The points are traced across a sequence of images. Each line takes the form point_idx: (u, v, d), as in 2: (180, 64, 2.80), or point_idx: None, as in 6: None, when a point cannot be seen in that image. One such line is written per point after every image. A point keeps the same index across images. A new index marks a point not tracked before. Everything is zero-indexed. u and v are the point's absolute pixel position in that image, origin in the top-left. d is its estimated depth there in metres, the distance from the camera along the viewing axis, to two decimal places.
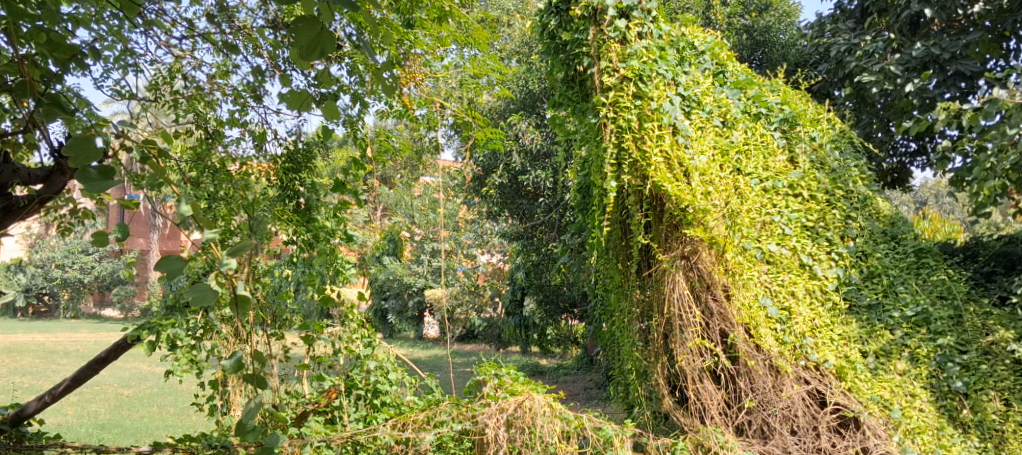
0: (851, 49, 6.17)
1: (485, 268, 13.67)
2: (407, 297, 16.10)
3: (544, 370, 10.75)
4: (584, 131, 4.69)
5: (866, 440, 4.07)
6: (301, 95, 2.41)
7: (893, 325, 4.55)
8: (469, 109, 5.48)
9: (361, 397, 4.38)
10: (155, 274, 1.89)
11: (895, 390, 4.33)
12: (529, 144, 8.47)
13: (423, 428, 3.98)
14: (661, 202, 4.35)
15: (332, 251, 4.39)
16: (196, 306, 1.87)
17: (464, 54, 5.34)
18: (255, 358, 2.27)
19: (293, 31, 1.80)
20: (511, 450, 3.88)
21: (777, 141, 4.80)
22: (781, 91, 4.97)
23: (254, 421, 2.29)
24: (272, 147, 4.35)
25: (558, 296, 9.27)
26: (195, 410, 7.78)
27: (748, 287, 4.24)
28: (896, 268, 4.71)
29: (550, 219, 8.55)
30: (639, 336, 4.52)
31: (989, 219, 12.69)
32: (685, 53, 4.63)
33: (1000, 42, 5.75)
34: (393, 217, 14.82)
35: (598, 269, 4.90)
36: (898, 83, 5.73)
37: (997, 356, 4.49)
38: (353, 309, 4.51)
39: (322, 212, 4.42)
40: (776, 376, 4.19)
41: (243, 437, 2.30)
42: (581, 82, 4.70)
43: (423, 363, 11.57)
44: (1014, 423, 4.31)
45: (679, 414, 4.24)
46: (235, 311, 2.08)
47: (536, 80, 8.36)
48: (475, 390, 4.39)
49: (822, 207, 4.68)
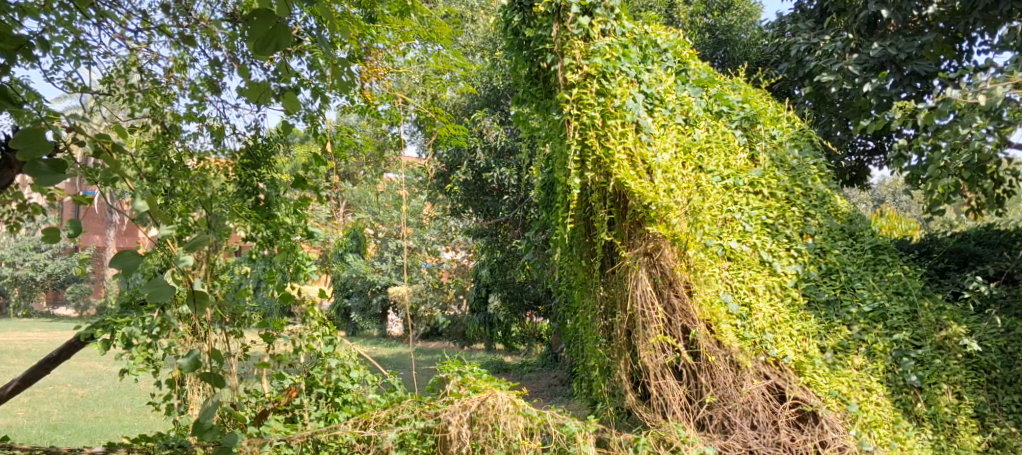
0: (811, 48, 6.26)
1: (450, 265, 13.56)
2: (371, 294, 15.95)
3: (508, 367, 10.73)
4: (547, 127, 4.68)
5: (824, 434, 4.11)
6: (263, 88, 2.39)
7: (851, 321, 4.61)
8: (433, 105, 5.48)
9: (322, 395, 4.34)
10: (110, 271, 1.87)
11: (852, 385, 4.36)
12: (493, 141, 8.43)
13: (384, 426, 3.97)
14: (624, 198, 4.37)
15: (292, 248, 4.38)
16: (152, 302, 1.87)
17: (426, 50, 5.33)
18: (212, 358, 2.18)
19: (248, 25, 1.78)
20: (474, 447, 3.86)
21: (737, 139, 4.85)
22: (742, 90, 5.05)
23: (213, 420, 2.29)
24: (230, 141, 4.21)
25: (523, 293, 9.31)
26: (151, 410, 7.64)
27: (710, 283, 4.31)
28: (854, 264, 4.79)
29: (513, 216, 8.55)
30: (602, 333, 4.56)
31: (946, 217, 12.93)
32: (647, 51, 4.67)
33: (953, 43, 5.89)
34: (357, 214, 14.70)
35: (562, 266, 4.91)
36: (857, 83, 5.82)
37: (950, 350, 4.61)
38: (313, 307, 4.47)
39: (282, 209, 4.39)
40: (737, 371, 4.23)
41: (200, 437, 2.28)
42: (545, 79, 4.68)
43: (387, 361, 11.49)
44: (965, 416, 4.45)
45: (641, 410, 4.27)
46: (192, 308, 2.07)
47: (500, 77, 8.33)
48: (438, 388, 4.33)
49: (782, 205, 4.75)
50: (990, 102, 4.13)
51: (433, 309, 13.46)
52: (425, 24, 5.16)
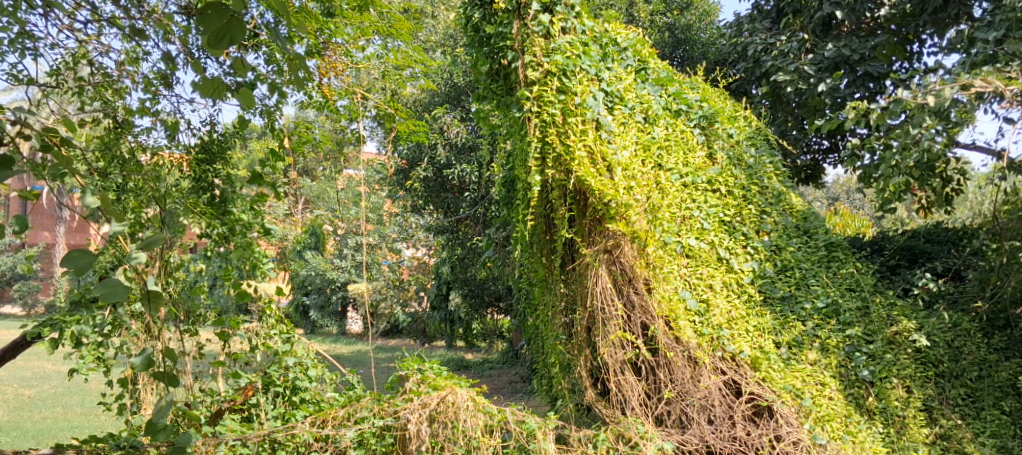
0: (767, 48, 6.36)
1: (410, 263, 13.35)
2: (331, 292, 15.80)
3: (469, 364, 10.72)
4: (508, 125, 4.67)
5: (779, 428, 4.15)
6: (219, 82, 2.55)
7: (805, 317, 4.71)
8: (392, 101, 5.50)
9: (279, 394, 4.29)
10: (61, 270, 1.88)
11: (806, 379, 4.43)
12: (453, 137, 8.38)
13: (343, 425, 3.95)
14: (585, 196, 4.39)
15: (248, 245, 4.30)
16: (105, 302, 1.93)
17: (386, 46, 5.40)
18: (165, 357, 2.31)
19: (201, 20, 1.81)
20: (433, 445, 3.86)
21: (696, 137, 4.90)
22: (700, 88, 5.09)
23: (165, 420, 2.33)
24: (185, 136, 4.15)
25: (484, 290, 9.32)
26: (102, 410, 7.49)
27: (668, 280, 4.33)
28: (808, 261, 4.88)
29: (474, 213, 8.53)
30: (562, 330, 4.58)
31: (897, 214, 13.19)
32: (607, 49, 4.68)
33: (904, 44, 6.03)
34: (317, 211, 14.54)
35: (523, 263, 4.93)
36: (812, 82, 5.92)
37: (900, 345, 4.72)
38: (269, 305, 4.41)
39: (238, 205, 4.31)
40: (694, 367, 4.29)
41: (152, 437, 2.34)
42: (505, 76, 4.67)
43: (347, 359, 11.41)
44: (913, 409, 4.54)
45: (601, 406, 4.30)
46: (146, 307, 2.14)
47: (460, 73, 8.31)
48: (397, 386, 4.28)
49: (738, 203, 4.83)
50: (938, 103, 4.26)
51: (393, 306, 13.39)
52: (384, 19, 5.24)
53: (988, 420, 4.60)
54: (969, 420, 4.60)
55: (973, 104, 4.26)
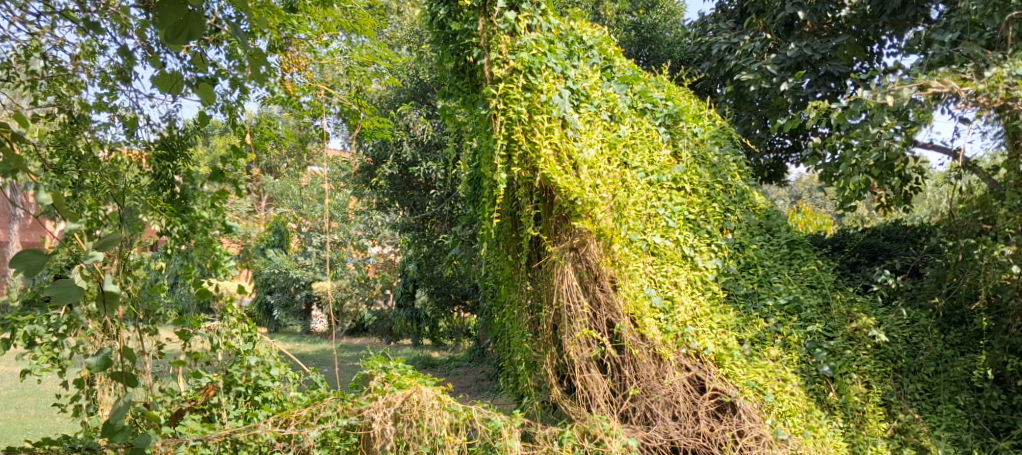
0: (731, 48, 6.42)
1: (376, 260, 13.23)
2: (294, 291, 15.49)
3: (435, 362, 10.68)
4: (474, 122, 4.65)
5: (741, 424, 4.20)
6: (176, 75, 2.67)
7: (767, 313, 4.78)
8: (356, 98, 5.60)
9: (241, 394, 4.24)
10: (12, 272, 1.85)
11: (768, 375, 4.48)
12: (419, 134, 8.33)
13: (306, 424, 3.92)
14: (550, 194, 4.40)
15: (209, 243, 4.27)
16: (59, 303, 1.95)
17: (351, 41, 5.59)
18: (121, 356, 2.34)
19: (157, 13, 1.89)
20: (398, 444, 3.83)
21: (661, 135, 4.93)
22: (665, 87, 5.14)
23: (121, 421, 2.37)
24: (145, 133, 3.99)
25: (450, 288, 9.32)
26: (57, 411, 7.32)
27: (634, 277, 4.36)
28: (771, 259, 4.99)
29: (440, 211, 8.47)
30: (529, 327, 4.58)
31: (856, 213, 13.42)
32: (573, 47, 4.69)
33: (865, 45, 6.14)
34: (281, 209, 14.37)
35: (489, 261, 4.93)
36: (774, 82, 5.99)
37: (860, 341, 4.79)
38: (231, 303, 4.35)
39: (199, 202, 4.22)
40: (659, 363, 4.31)
41: (110, 438, 2.38)
42: (471, 73, 4.65)
43: (310, 358, 11.26)
44: (872, 404, 4.61)
45: (566, 403, 4.32)
46: (102, 308, 2.20)
47: (426, 69, 8.27)
48: (362, 385, 4.25)
49: (703, 201, 4.88)
50: (897, 103, 4.35)
51: (358, 305, 13.27)
52: (347, 15, 5.40)
53: (944, 414, 4.66)
54: (926, 414, 4.66)
55: (930, 104, 4.35)
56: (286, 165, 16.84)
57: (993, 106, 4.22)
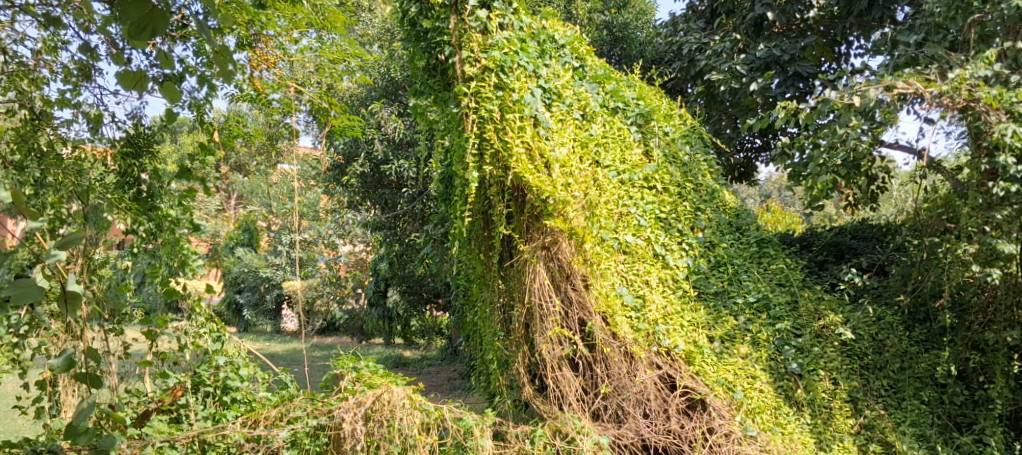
0: (701, 48, 6.47)
1: (347, 259, 13.07)
2: (264, 290, 15.18)
3: (407, 361, 10.61)
4: (446, 120, 4.63)
5: (711, 421, 4.23)
6: (140, 73, 2.69)
7: (737, 311, 4.83)
8: (326, 95, 5.68)
9: (209, 394, 4.21)
10: None
11: (737, 373, 4.52)
12: (390, 132, 8.30)
13: (275, 425, 3.89)
14: (522, 192, 4.40)
15: (177, 242, 4.22)
16: (21, 303, 1.92)
17: (320, 39, 5.69)
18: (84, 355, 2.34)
19: (122, 10, 1.87)
20: (369, 444, 3.81)
21: (632, 135, 4.96)
22: (637, 86, 5.19)
23: (85, 422, 2.36)
24: (110, 130, 3.94)
25: (422, 287, 9.31)
26: (17, 413, 7.15)
27: (606, 276, 4.37)
28: (740, 257, 5.05)
29: (412, 210, 8.44)
30: (500, 326, 4.59)
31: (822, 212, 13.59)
32: (544, 46, 4.70)
33: (833, 46, 6.22)
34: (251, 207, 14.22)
35: (461, 259, 4.92)
36: (744, 82, 6.04)
37: (827, 338, 4.86)
38: (200, 302, 4.29)
39: (166, 201, 4.20)
40: (630, 362, 4.33)
41: (74, 440, 2.37)
42: (443, 71, 4.62)
43: (281, 358, 11.12)
44: (839, 400, 4.67)
45: (538, 402, 4.32)
46: (65, 308, 2.18)
47: (398, 67, 8.24)
48: (332, 385, 4.21)
49: (674, 200, 4.92)
50: (864, 103, 4.42)
51: (330, 303, 13.14)
52: (318, 12, 5.49)
53: (909, 410, 4.73)
54: (892, 410, 4.73)
55: (895, 104, 4.43)
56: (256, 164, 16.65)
57: (956, 107, 4.31)
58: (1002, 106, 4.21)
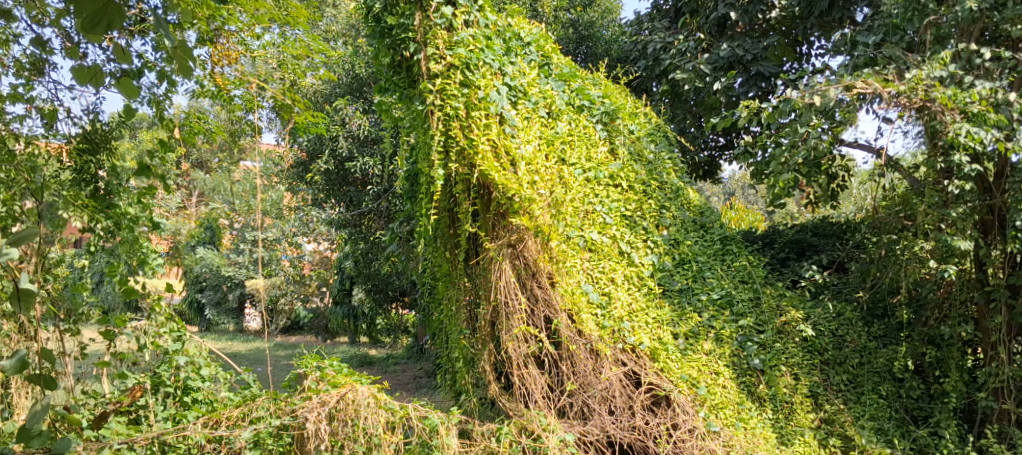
0: (666, 47, 6.52)
1: (312, 257, 13.19)
2: (228, 290, 14.94)
3: (372, 359, 10.53)
4: (411, 118, 4.60)
5: (675, 417, 4.26)
6: (95, 69, 2.69)
7: (701, 308, 4.89)
8: (289, 91, 5.74)
9: (169, 395, 4.12)
10: None
11: (701, 369, 4.56)
12: (355, 129, 8.25)
13: (237, 425, 3.86)
14: (488, 190, 4.40)
15: (135, 240, 4.17)
16: None
17: (284, 34, 5.78)
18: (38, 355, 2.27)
19: (74, 4, 1.88)
20: (333, 444, 3.78)
21: (598, 133, 4.99)
22: (602, 85, 5.23)
23: (38, 424, 2.30)
24: (65, 126, 3.86)
25: (387, 286, 9.28)
26: None
27: (571, 274, 4.38)
28: (704, 255, 5.12)
29: (377, 207, 8.37)
30: (466, 324, 4.59)
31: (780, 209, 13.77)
32: (510, 44, 4.70)
33: (795, 46, 6.31)
34: (213, 205, 14.00)
35: (427, 257, 4.92)
36: (707, 81, 6.11)
37: (789, 334, 4.94)
38: (160, 301, 4.24)
39: (125, 198, 4.13)
40: (596, 359, 4.34)
41: (27, 443, 2.30)
42: (408, 69, 4.60)
43: (243, 358, 10.92)
44: (800, 395, 4.73)
45: (504, 400, 4.32)
46: (18, 308, 2.10)
47: (362, 64, 8.18)
48: (295, 384, 4.17)
49: (639, 198, 4.97)
50: (824, 103, 4.50)
51: (293, 302, 12.95)
52: (280, 8, 5.60)
53: (868, 404, 4.82)
54: (851, 404, 4.81)
55: (854, 104, 4.51)
56: (219, 161, 16.41)
57: (913, 106, 4.41)
58: (956, 106, 4.32)
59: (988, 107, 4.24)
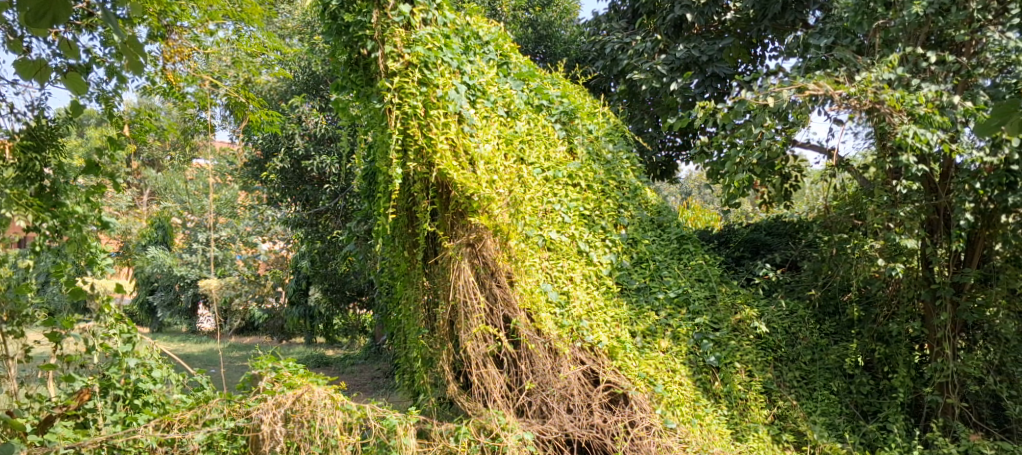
0: (624, 47, 6.58)
1: (267, 257, 12.90)
2: (180, 289, 14.65)
3: (328, 359, 10.41)
4: (368, 116, 4.56)
5: (633, 414, 4.29)
6: (41, 64, 2.63)
7: (658, 306, 4.94)
8: (243, 89, 5.73)
9: (119, 398, 4.04)
10: None
11: (658, 367, 4.60)
12: (312, 127, 8.16)
13: (190, 427, 3.79)
14: (446, 189, 4.38)
15: (83, 239, 4.03)
16: None
17: (238, 31, 5.80)
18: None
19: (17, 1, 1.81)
20: (289, 445, 3.73)
21: (557, 132, 5.02)
22: (561, 85, 5.26)
23: None
24: (8, 122, 3.77)
25: (345, 285, 9.22)
26: None
27: (530, 273, 4.38)
28: (662, 254, 5.19)
29: (334, 206, 8.29)
30: (425, 323, 4.57)
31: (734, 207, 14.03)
32: (468, 42, 4.69)
33: (749, 48, 6.41)
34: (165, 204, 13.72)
35: (385, 257, 4.88)
36: (664, 81, 6.16)
37: (743, 332, 5.02)
38: (109, 302, 4.13)
39: (73, 197, 4.00)
40: (555, 358, 4.35)
41: None
42: (365, 66, 4.56)
43: (197, 359, 10.73)
44: (754, 392, 4.80)
45: (463, 399, 4.30)
46: None
47: (318, 61, 8.10)
48: (250, 385, 4.08)
49: (598, 197, 5.01)
50: (777, 104, 4.57)
51: (248, 303, 12.73)
52: (234, 5, 5.60)
53: (820, 400, 4.92)
54: (804, 400, 4.90)
55: (807, 105, 4.59)
56: (171, 160, 16.10)
57: (863, 108, 4.51)
58: (904, 108, 4.43)
59: (933, 109, 4.35)
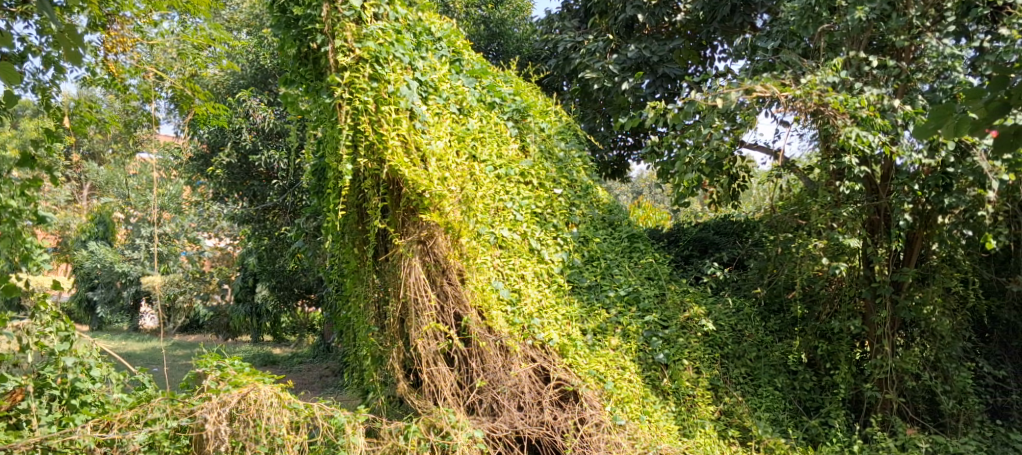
0: (576, 46, 6.62)
1: (212, 254, 13.24)
2: (121, 286, 14.24)
3: (276, 359, 10.25)
4: (318, 111, 4.51)
5: (583, 411, 4.32)
6: None
7: (609, 304, 4.98)
8: (188, 82, 5.65)
9: (55, 398, 3.93)
10: None
11: (608, 364, 4.63)
12: (259, 122, 8.02)
13: (130, 427, 3.68)
14: (398, 186, 4.34)
15: (17, 235, 3.90)
16: None
17: (183, 21, 5.79)
18: None
19: None
20: (233, 445, 3.65)
21: (509, 130, 5.04)
22: (513, 82, 5.28)
23: None
24: None
25: (293, 282, 9.10)
26: None
27: (481, 271, 4.37)
28: (612, 252, 5.25)
29: (282, 202, 8.19)
30: (374, 321, 4.52)
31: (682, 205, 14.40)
32: (421, 38, 4.67)
33: (699, 49, 6.51)
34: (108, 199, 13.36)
35: (334, 253, 4.83)
36: (616, 81, 6.22)
37: (691, 329, 5.10)
38: (44, 299, 4.01)
39: (5, 190, 3.87)
40: (506, 355, 4.34)
41: None
42: (315, 60, 4.48)
43: (140, 358, 10.50)
44: (701, 388, 4.87)
45: (413, 397, 4.28)
46: None
47: (267, 54, 7.99)
48: (193, 384, 3.99)
49: (549, 195, 5.03)
50: (725, 106, 4.64)
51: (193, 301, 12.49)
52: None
53: (764, 395, 5.02)
54: (749, 396, 4.99)
55: (753, 107, 4.69)
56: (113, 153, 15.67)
57: (809, 110, 4.63)
58: (847, 111, 4.54)
59: (875, 112, 4.47)
